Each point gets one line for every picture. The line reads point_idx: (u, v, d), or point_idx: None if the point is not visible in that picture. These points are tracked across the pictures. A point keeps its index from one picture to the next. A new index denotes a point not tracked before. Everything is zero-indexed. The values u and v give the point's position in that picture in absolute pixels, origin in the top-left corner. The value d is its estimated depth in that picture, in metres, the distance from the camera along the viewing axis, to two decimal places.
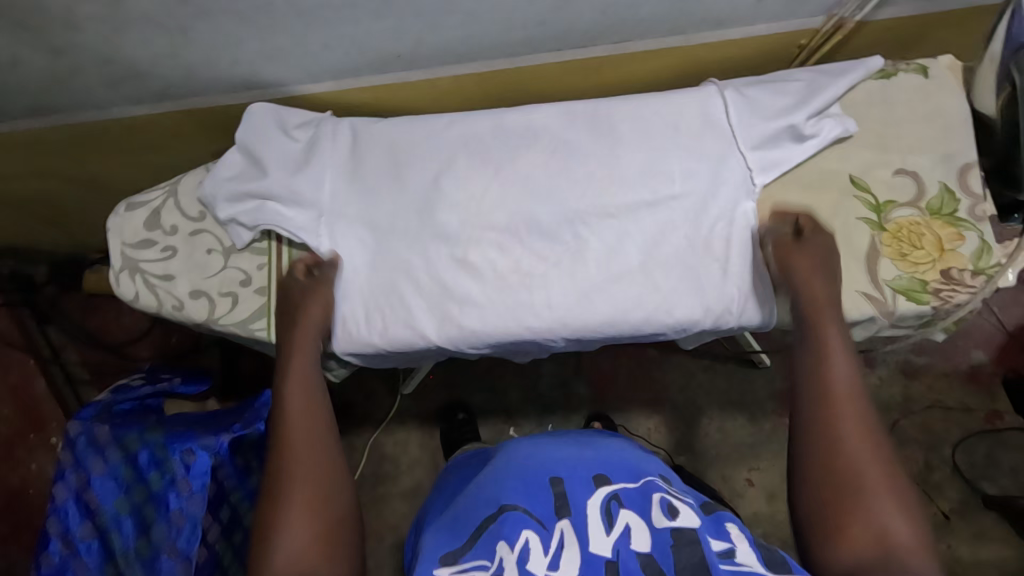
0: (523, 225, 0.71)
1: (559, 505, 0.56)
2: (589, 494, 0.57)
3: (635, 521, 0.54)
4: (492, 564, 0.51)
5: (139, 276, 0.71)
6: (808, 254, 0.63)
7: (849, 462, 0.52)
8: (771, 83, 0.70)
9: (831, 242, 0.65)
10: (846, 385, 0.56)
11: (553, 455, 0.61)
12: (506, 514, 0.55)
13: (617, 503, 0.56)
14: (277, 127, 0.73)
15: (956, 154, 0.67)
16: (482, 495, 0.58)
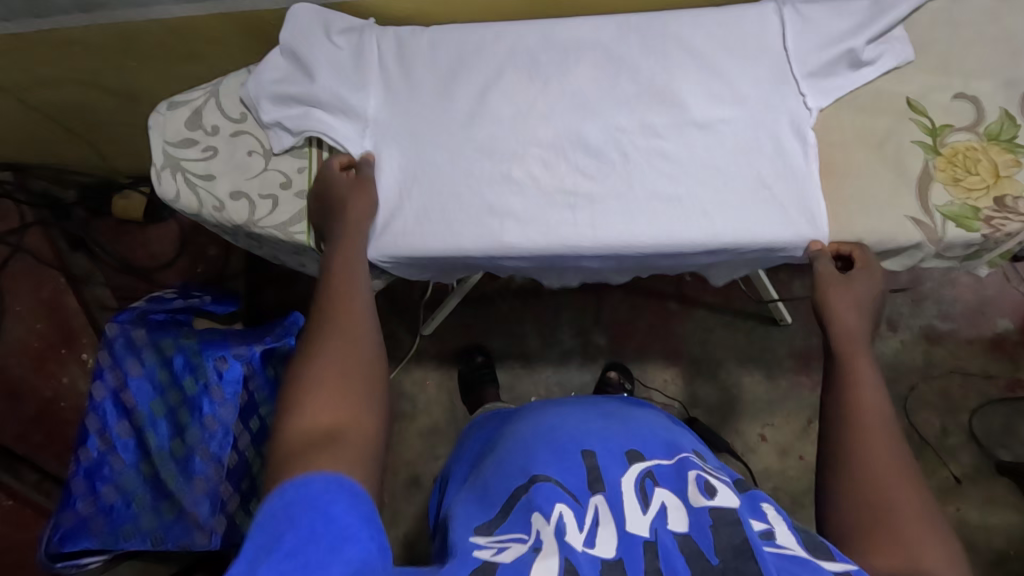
0: (568, 141, 0.68)
1: (593, 478, 0.52)
2: (622, 470, 0.53)
3: (671, 501, 0.50)
4: (529, 537, 0.47)
5: (180, 175, 0.71)
6: (852, 291, 0.62)
7: (878, 485, 0.49)
8: (832, 3, 0.67)
9: (877, 285, 0.63)
10: (877, 411, 0.54)
11: (583, 429, 0.58)
12: (537, 487, 0.51)
13: (652, 481, 0.52)
14: (320, 31, 0.71)
15: (1017, 80, 0.65)
16: (514, 466, 0.55)
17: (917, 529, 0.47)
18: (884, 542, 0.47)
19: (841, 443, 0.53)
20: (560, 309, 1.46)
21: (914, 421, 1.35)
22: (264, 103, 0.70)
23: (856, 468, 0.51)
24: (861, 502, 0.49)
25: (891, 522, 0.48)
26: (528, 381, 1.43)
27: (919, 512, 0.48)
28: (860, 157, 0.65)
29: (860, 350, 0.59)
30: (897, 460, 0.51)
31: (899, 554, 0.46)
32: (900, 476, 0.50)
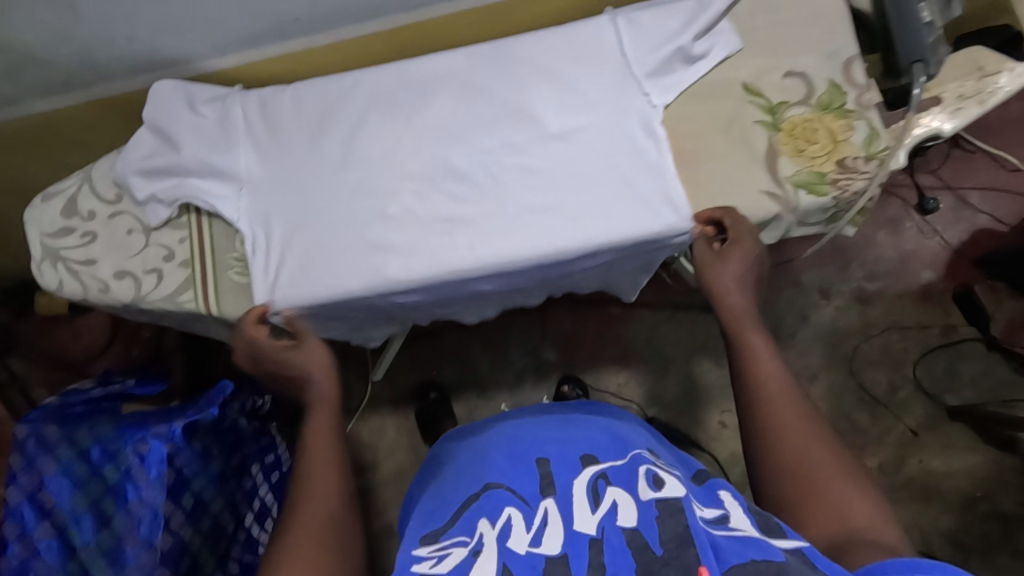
0: (437, 170, 0.70)
1: (545, 483, 0.54)
2: (574, 474, 0.54)
3: (623, 496, 0.50)
4: (470, 540, 0.50)
5: (61, 264, 0.71)
6: (735, 260, 0.66)
7: (798, 459, 0.54)
8: (660, 7, 0.71)
9: (749, 251, 0.66)
10: (781, 386, 0.58)
11: (543, 436, 0.59)
12: (490, 492, 0.54)
13: (605, 481, 0.52)
14: (185, 104, 0.73)
15: (837, 50, 0.69)
16: (469, 477, 0.57)
17: (839, 489, 0.51)
18: (819, 513, 0.51)
19: (762, 429, 0.56)
20: (506, 330, 1.46)
21: (863, 381, 1.38)
22: (135, 180, 0.71)
23: (777, 445, 0.55)
24: (793, 483, 0.53)
25: (817, 491, 0.52)
26: (487, 408, 1.43)
27: (836, 471, 0.53)
28: (709, 143, 0.69)
29: (750, 325, 0.63)
30: (806, 426, 0.55)
31: (835, 521, 0.50)
32: (814, 443, 0.54)
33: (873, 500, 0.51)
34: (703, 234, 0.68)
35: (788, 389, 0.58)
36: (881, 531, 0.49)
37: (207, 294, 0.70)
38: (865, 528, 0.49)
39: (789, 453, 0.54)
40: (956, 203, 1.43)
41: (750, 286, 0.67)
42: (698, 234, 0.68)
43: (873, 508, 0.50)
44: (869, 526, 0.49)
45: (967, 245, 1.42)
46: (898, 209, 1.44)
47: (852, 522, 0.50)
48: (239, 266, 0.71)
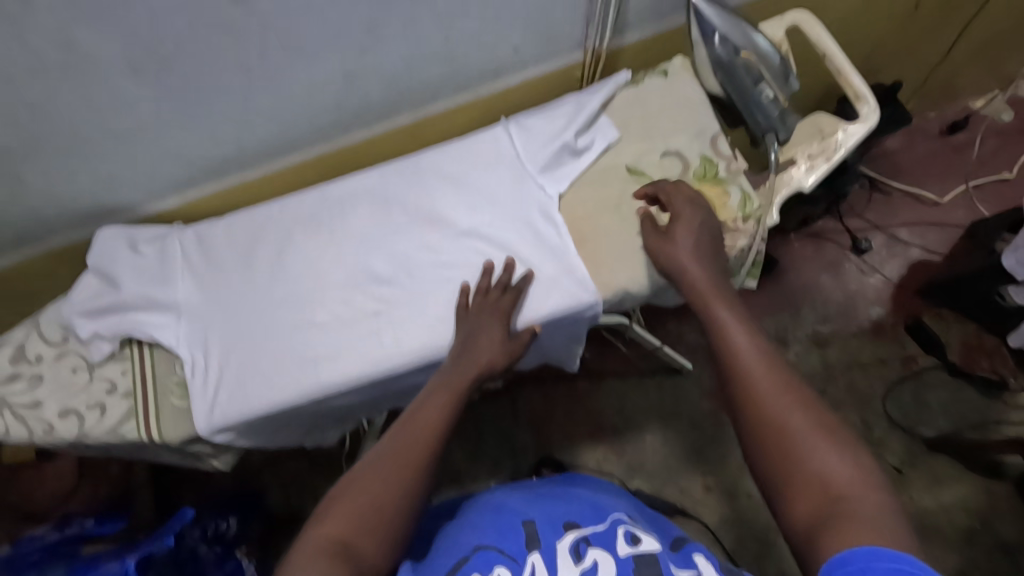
0: (361, 277, 0.76)
1: (530, 540, 0.55)
2: (559, 535, 0.55)
3: (602, 556, 0.52)
4: None
5: (6, 411, 0.74)
6: (687, 238, 0.68)
7: (777, 421, 0.51)
8: (544, 112, 0.81)
9: (699, 226, 0.69)
10: (754, 355, 0.56)
11: (527, 504, 0.60)
12: (478, 555, 0.54)
13: (586, 544, 0.54)
14: (127, 246, 0.79)
15: (704, 129, 0.79)
16: (455, 543, 0.57)
17: (820, 454, 0.48)
18: (798, 477, 0.48)
19: (740, 394, 0.54)
20: (480, 419, 1.39)
21: None
22: (78, 321, 0.76)
23: (754, 411, 0.53)
24: (773, 449, 0.50)
25: (797, 457, 0.49)
26: None
27: (818, 435, 0.50)
28: (603, 223, 0.76)
29: (718, 298, 0.62)
30: (785, 390, 0.53)
31: (815, 486, 0.47)
32: (792, 408, 0.51)
33: (861, 464, 0.48)
34: (647, 215, 0.73)
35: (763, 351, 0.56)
36: (862, 496, 0.46)
37: (148, 422, 0.73)
38: (852, 497, 0.46)
39: (768, 423, 0.51)
40: (888, 240, 1.49)
41: (710, 260, 0.67)
42: (642, 217, 0.73)
43: (856, 472, 0.47)
44: (857, 495, 0.46)
45: (907, 278, 1.46)
46: (835, 252, 1.49)
47: (838, 491, 0.46)
48: (179, 390, 0.75)
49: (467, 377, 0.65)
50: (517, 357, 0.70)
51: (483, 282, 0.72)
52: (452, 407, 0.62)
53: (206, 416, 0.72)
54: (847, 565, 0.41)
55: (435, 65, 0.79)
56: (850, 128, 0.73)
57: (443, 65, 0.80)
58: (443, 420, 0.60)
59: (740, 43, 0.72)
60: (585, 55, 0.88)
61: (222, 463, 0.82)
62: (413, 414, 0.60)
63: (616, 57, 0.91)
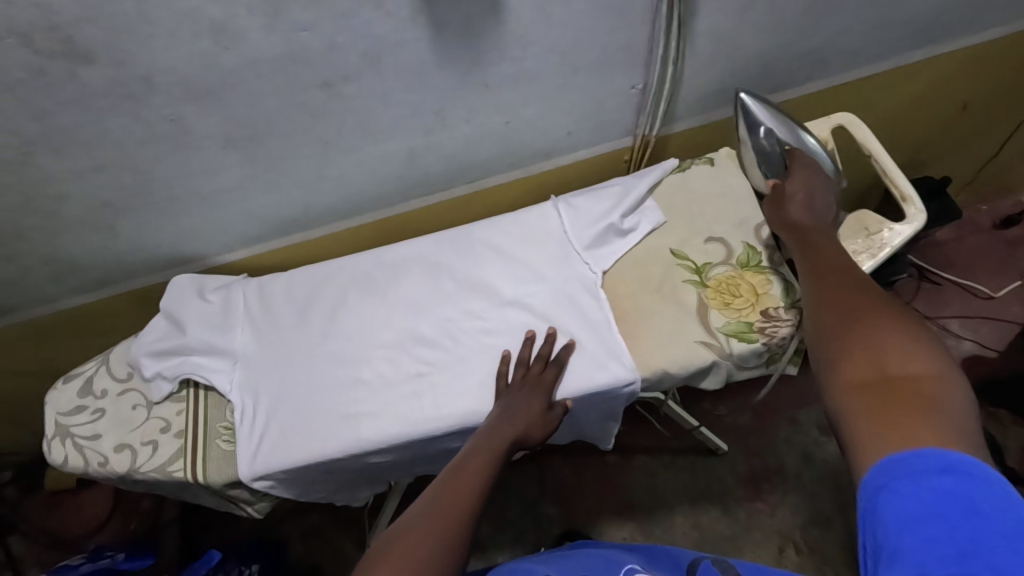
0: (408, 339, 0.79)
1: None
2: None
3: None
4: None
5: (69, 440, 0.79)
6: (802, 180, 0.76)
7: (855, 310, 0.55)
8: (593, 193, 0.85)
9: (811, 179, 0.76)
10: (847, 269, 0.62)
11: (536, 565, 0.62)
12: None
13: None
14: (195, 293, 0.85)
15: (748, 218, 0.81)
16: None
17: (898, 342, 0.50)
18: (857, 352, 0.51)
19: (828, 291, 0.59)
20: (505, 486, 1.37)
21: None
22: (144, 360, 0.81)
23: (837, 302, 0.57)
24: (844, 331, 0.54)
25: (863, 334, 0.52)
26: None
27: (902, 331, 0.51)
28: (644, 304, 0.78)
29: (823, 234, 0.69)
30: (877, 300, 0.56)
31: (871, 356, 0.50)
32: (882, 310, 0.54)
33: (945, 362, 0.48)
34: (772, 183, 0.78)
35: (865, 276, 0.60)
36: (919, 372, 0.47)
37: (195, 463, 0.76)
38: (921, 382, 0.46)
39: (852, 319, 0.54)
40: (939, 332, 1.45)
41: (820, 220, 0.72)
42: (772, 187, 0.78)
43: (925, 358, 0.48)
44: (930, 381, 0.46)
45: None
46: None
47: (904, 369, 0.47)
48: (227, 434, 0.78)
49: (509, 433, 0.68)
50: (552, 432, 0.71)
51: (524, 353, 0.74)
52: (485, 478, 0.62)
53: (249, 461, 0.75)
54: (876, 485, 0.40)
55: (492, 146, 0.86)
56: (896, 228, 0.73)
57: (500, 146, 0.86)
58: (476, 493, 0.61)
59: (786, 138, 0.79)
60: (635, 141, 0.93)
61: (257, 510, 0.84)
62: (446, 484, 0.61)
63: (664, 144, 0.96)
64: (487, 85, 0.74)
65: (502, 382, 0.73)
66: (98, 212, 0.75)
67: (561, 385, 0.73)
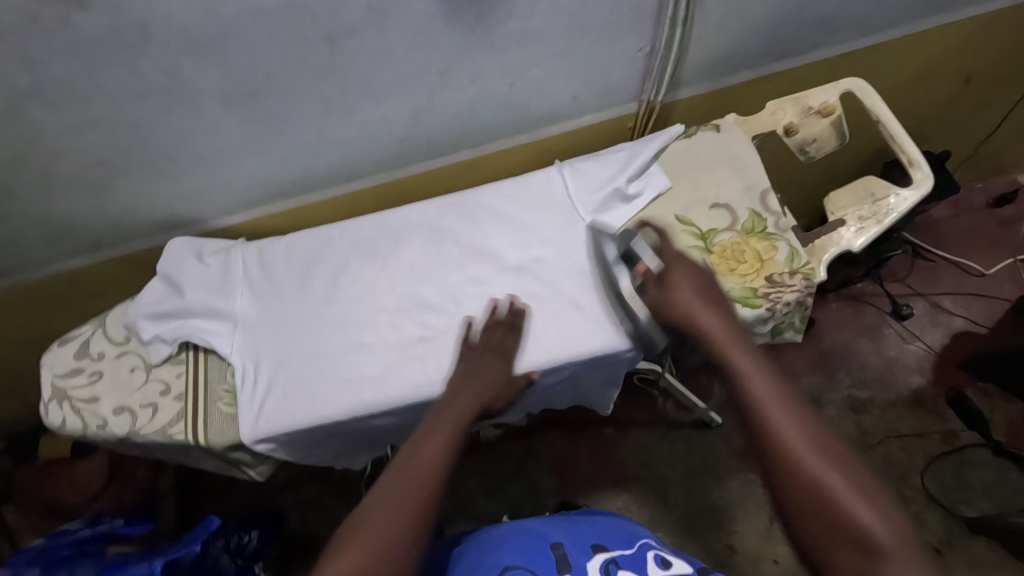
0: (411, 304, 0.79)
1: (563, 564, 0.59)
2: (587, 557, 0.60)
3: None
4: None
5: (67, 403, 0.78)
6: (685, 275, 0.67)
7: (803, 467, 0.51)
8: (598, 158, 0.84)
9: (698, 269, 0.68)
10: (772, 398, 0.55)
11: (551, 529, 0.64)
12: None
13: (617, 565, 0.59)
14: (194, 256, 0.84)
15: (753, 185, 0.81)
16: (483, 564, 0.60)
17: (863, 514, 0.48)
18: (839, 541, 0.48)
19: (768, 445, 0.53)
20: (501, 457, 1.37)
21: None
22: (142, 324, 0.80)
23: (784, 459, 0.51)
24: (806, 502, 0.50)
25: (831, 509, 0.49)
26: None
27: (841, 472, 0.50)
28: None
29: (733, 348, 0.60)
30: (802, 425, 0.53)
31: (853, 542, 0.47)
32: (831, 468, 0.50)
33: (900, 527, 0.47)
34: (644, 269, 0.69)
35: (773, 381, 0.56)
36: (893, 557, 0.46)
37: (195, 425, 0.76)
38: (886, 543, 0.47)
39: (797, 469, 0.51)
40: (930, 308, 1.46)
41: (712, 297, 0.66)
42: (642, 275, 0.70)
43: (888, 525, 0.47)
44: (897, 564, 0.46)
45: (949, 348, 1.42)
46: (874, 316, 1.46)
47: (880, 553, 0.46)
48: (228, 397, 0.78)
49: (461, 416, 0.63)
50: (514, 401, 0.70)
51: (489, 322, 0.73)
52: (448, 447, 0.59)
53: (251, 423, 0.74)
54: None
55: (497, 110, 0.84)
56: (903, 195, 0.74)
57: (504, 110, 0.85)
58: (439, 465, 0.57)
59: None
60: (640, 107, 0.92)
61: (258, 473, 0.84)
62: (408, 461, 0.58)
63: (669, 111, 0.95)
64: (493, 44, 0.72)
65: (466, 345, 0.71)
66: (93, 171, 0.73)
67: (521, 350, 0.73)
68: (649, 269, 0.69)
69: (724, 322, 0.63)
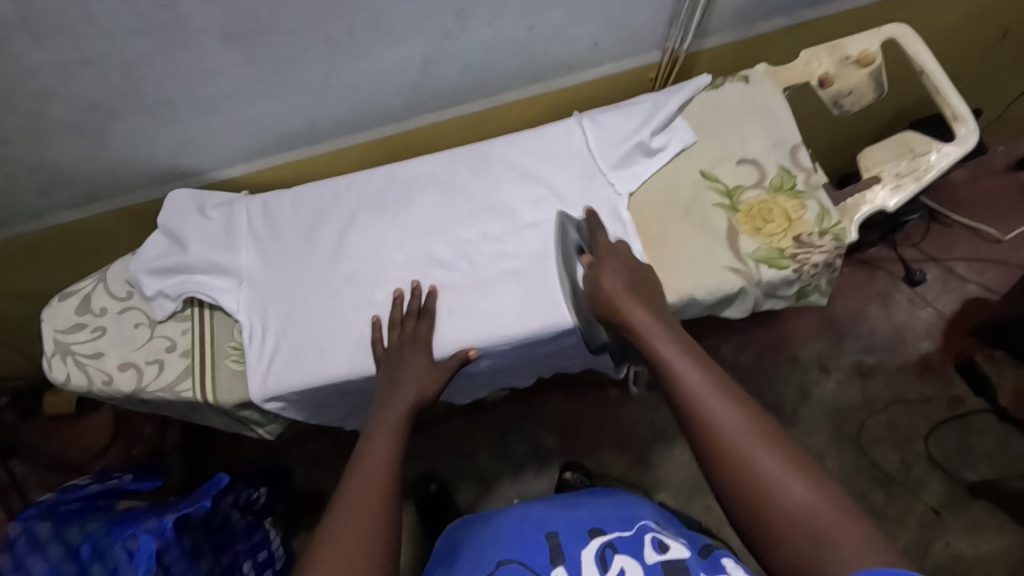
0: (423, 261, 0.76)
1: (555, 554, 0.53)
2: (583, 543, 0.54)
3: (630, 564, 0.51)
4: None
5: (70, 358, 0.76)
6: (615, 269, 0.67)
7: (735, 449, 0.50)
8: (620, 109, 0.80)
9: (630, 258, 0.70)
10: (702, 385, 0.55)
11: (547, 513, 0.58)
12: (502, 569, 0.53)
13: (612, 550, 0.52)
14: (195, 209, 0.80)
15: (783, 140, 0.77)
16: (482, 555, 0.56)
17: (793, 489, 0.47)
18: (777, 521, 0.47)
19: (702, 436, 0.52)
20: (505, 418, 1.37)
21: (874, 458, 1.30)
22: (145, 278, 0.77)
23: (715, 445, 0.51)
24: (744, 487, 0.49)
25: (766, 489, 0.48)
26: (489, 503, 1.30)
27: (776, 456, 0.49)
28: (672, 227, 0.74)
29: (664, 341, 0.60)
30: (733, 405, 0.53)
31: (789, 518, 0.46)
32: (757, 444, 0.50)
33: (827, 497, 0.46)
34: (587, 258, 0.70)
35: (701, 369, 0.57)
36: (836, 528, 0.45)
37: (204, 382, 0.74)
38: (819, 513, 0.46)
39: (723, 449, 0.50)
40: (944, 273, 1.43)
41: (641, 290, 0.66)
42: (586, 264, 0.70)
43: (821, 498, 0.46)
44: (835, 538, 0.44)
45: (961, 315, 1.39)
46: (886, 282, 1.43)
47: (815, 528, 0.45)
48: (236, 354, 0.76)
49: (399, 423, 0.63)
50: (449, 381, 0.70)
51: (394, 313, 0.72)
52: (394, 447, 0.60)
53: (260, 380, 0.72)
54: None
55: (513, 56, 0.79)
56: (944, 149, 0.72)
57: (521, 56, 0.80)
58: (389, 464, 0.57)
59: None
60: (663, 56, 0.87)
61: (267, 431, 0.83)
62: (357, 466, 0.57)
63: (693, 61, 0.90)
64: None
65: (379, 346, 0.71)
66: (86, 114, 0.69)
67: (436, 334, 0.72)
68: (589, 260, 0.70)
69: (653, 315, 0.64)
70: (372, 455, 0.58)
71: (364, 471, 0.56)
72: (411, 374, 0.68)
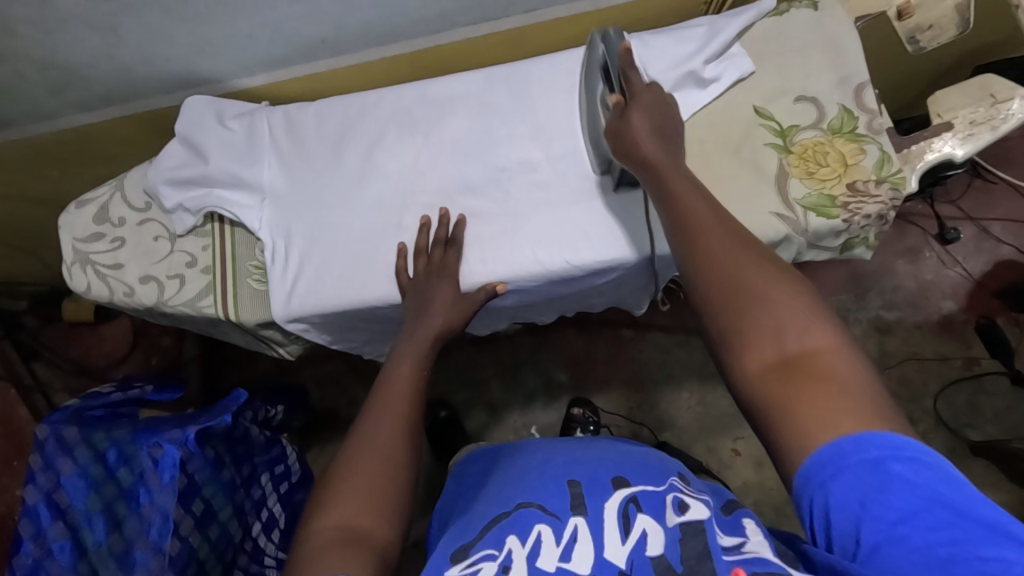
0: (453, 189, 0.72)
1: (575, 504, 0.51)
2: (606, 497, 0.51)
3: (652, 526, 0.47)
4: (500, 554, 0.48)
5: (90, 268, 0.74)
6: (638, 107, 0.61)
7: (732, 273, 0.48)
8: (673, 33, 0.73)
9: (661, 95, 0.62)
10: (708, 217, 0.52)
11: (575, 460, 0.57)
12: (521, 511, 0.51)
13: (635, 507, 0.49)
14: (214, 118, 0.76)
15: (849, 76, 0.70)
16: (503, 496, 0.55)
17: (797, 318, 0.45)
18: (758, 337, 0.45)
19: (702, 251, 0.50)
20: (518, 351, 1.37)
21: None
22: (163, 189, 0.74)
23: (718, 269, 0.49)
24: (732, 300, 0.47)
25: (758, 313, 0.46)
26: (497, 431, 1.33)
27: (778, 283, 0.47)
28: (719, 165, 0.70)
29: (675, 172, 0.56)
30: (739, 238, 0.50)
31: (772, 336, 0.45)
32: (763, 279, 0.47)
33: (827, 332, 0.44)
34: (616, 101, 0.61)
35: (738, 235, 0.51)
36: (825, 354, 0.43)
37: (226, 301, 0.73)
38: (814, 344, 0.44)
39: (725, 273, 0.48)
40: (978, 233, 1.38)
41: (666, 133, 0.60)
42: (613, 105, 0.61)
43: (822, 333, 0.44)
44: (833, 369, 0.42)
45: (990, 276, 1.35)
46: (917, 238, 1.38)
47: (807, 353, 0.43)
48: (258, 274, 0.74)
49: (421, 350, 0.62)
50: (473, 316, 0.68)
51: (420, 241, 0.70)
52: (420, 372, 0.59)
53: (281, 299, 0.71)
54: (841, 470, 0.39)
55: None
56: None
57: None
58: (413, 390, 0.57)
59: None
60: None
61: (289, 352, 0.83)
62: (381, 390, 0.57)
63: None
64: None
65: (404, 276, 0.69)
66: (98, 7, 0.63)
67: (462, 263, 0.70)
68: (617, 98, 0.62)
69: (692, 183, 0.55)
70: (395, 383, 0.57)
71: (386, 398, 0.56)
72: (438, 309, 0.66)
